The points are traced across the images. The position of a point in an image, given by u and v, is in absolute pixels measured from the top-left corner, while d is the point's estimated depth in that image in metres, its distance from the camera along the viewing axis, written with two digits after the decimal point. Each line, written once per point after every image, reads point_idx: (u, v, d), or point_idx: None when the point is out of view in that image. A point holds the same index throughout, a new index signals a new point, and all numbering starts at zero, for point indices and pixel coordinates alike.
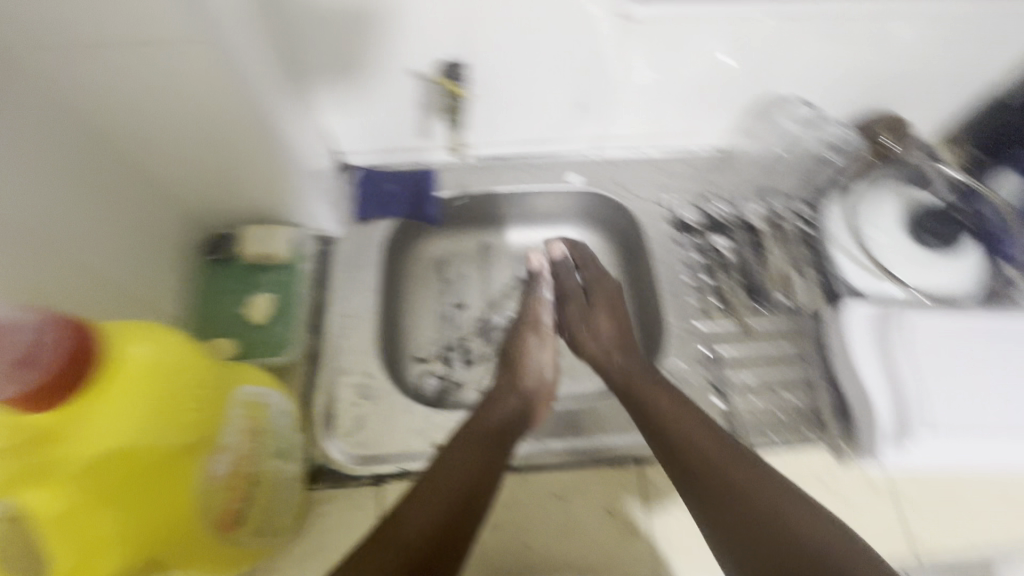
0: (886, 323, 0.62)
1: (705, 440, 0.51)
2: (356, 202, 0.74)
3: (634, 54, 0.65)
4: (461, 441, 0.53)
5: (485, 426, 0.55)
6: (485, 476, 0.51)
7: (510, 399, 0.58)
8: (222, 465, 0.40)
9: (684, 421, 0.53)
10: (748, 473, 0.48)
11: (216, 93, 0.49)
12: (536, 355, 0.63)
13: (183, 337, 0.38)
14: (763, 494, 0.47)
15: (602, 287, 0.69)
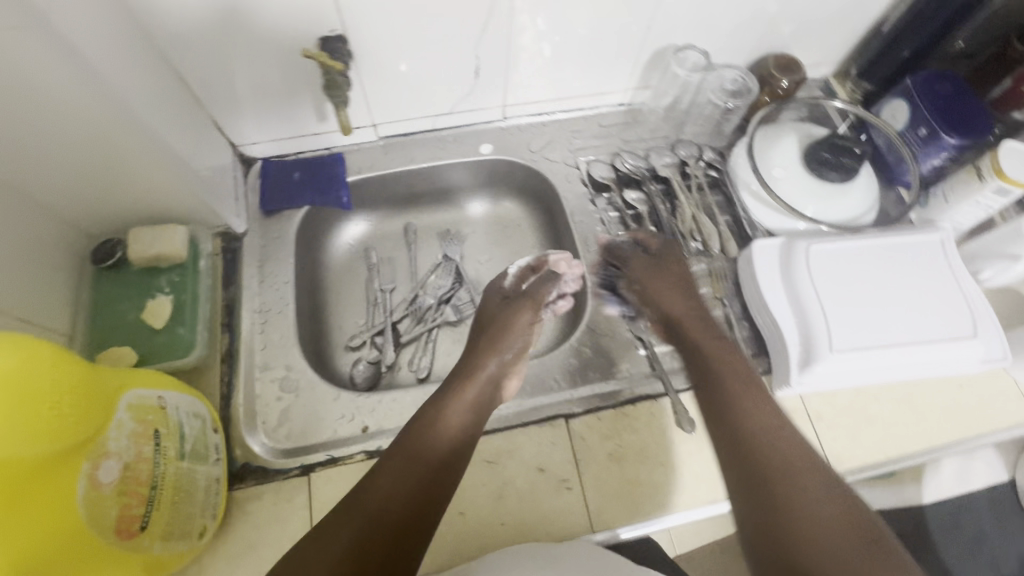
0: (789, 253, 0.65)
1: (757, 400, 0.52)
2: (261, 194, 0.72)
3: (524, 17, 0.64)
4: (439, 407, 0.54)
5: (464, 392, 0.56)
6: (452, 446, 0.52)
7: (492, 360, 0.59)
8: (109, 470, 0.39)
9: (735, 373, 0.55)
10: (782, 441, 0.48)
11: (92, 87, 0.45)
12: (523, 319, 0.64)
13: (46, 343, 0.35)
14: (793, 461, 0.47)
15: (673, 263, 0.68)
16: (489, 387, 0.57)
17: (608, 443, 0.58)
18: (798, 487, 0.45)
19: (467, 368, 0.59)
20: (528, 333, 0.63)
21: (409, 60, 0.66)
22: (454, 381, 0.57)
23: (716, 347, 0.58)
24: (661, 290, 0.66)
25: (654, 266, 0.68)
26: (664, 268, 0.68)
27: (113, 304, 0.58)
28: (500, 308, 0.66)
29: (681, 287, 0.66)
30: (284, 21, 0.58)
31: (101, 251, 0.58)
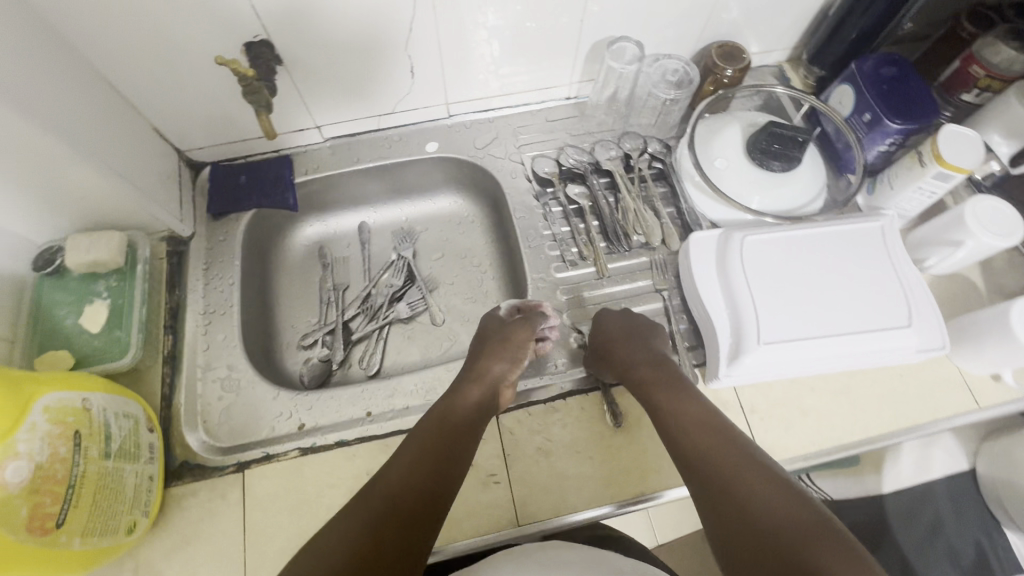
0: (725, 243, 0.65)
1: (695, 421, 0.51)
2: (208, 199, 0.73)
3: (452, 18, 0.64)
4: (445, 409, 0.54)
5: (467, 393, 0.56)
6: (452, 443, 0.51)
7: (499, 363, 0.58)
8: (17, 471, 0.41)
9: (676, 404, 0.53)
10: (729, 448, 0.48)
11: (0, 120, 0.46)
12: (523, 334, 0.61)
13: None
14: (741, 466, 0.46)
15: (611, 331, 0.62)
16: (494, 388, 0.57)
17: (537, 438, 0.59)
18: (754, 486, 0.44)
19: (474, 370, 0.58)
20: (530, 346, 0.61)
21: (343, 60, 0.66)
22: (457, 388, 0.57)
23: (665, 401, 0.54)
24: (610, 351, 0.60)
25: (593, 346, 0.62)
26: (595, 343, 0.62)
27: (51, 310, 0.60)
28: (500, 324, 0.64)
29: (630, 344, 0.60)
30: (206, 27, 0.58)
31: (43, 258, 0.61)
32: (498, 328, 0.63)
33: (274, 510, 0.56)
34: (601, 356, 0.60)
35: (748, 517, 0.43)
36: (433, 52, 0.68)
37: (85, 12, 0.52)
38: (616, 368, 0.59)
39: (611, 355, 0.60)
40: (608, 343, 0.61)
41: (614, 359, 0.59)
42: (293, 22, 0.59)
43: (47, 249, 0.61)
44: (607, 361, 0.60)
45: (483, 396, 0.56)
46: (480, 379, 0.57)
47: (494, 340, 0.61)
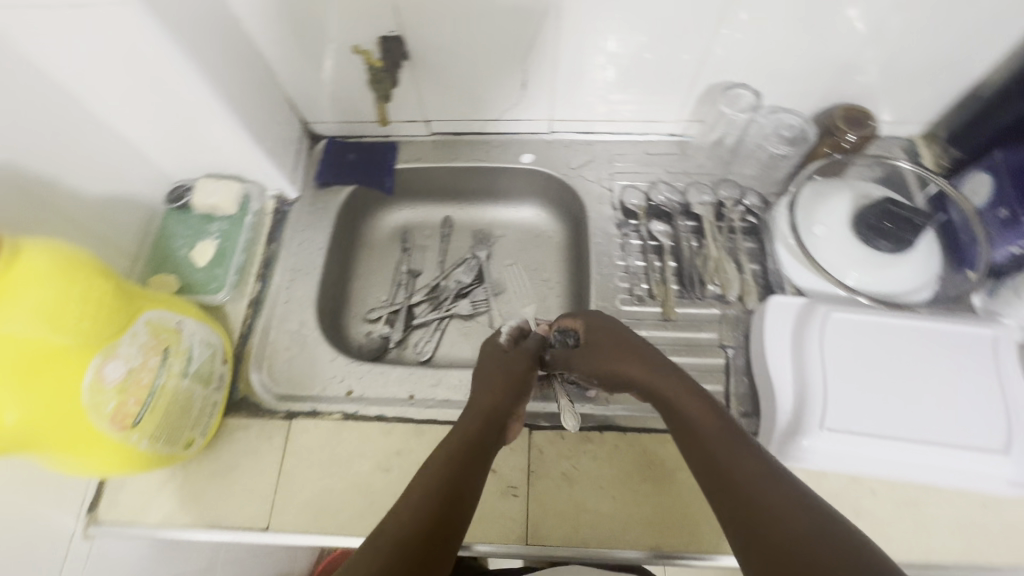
0: (806, 315, 0.61)
1: (726, 432, 0.45)
2: (318, 168, 0.80)
3: (574, 37, 0.65)
4: (453, 444, 0.49)
5: (468, 426, 0.51)
6: (465, 471, 0.47)
7: (500, 396, 0.55)
8: (116, 369, 0.46)
9: (704, 414, 0.47)
10: (760, 462, 0.42)
11: (163, 68, 0.53)
12: (523, 370, 0.58)
13: (80, 255, 0.44)
14: (775, 483, 0.40)
15: (610, 337, 0.57)
16: (499, 422, 0.53)
17: (564, 462, 0.59)
18: (769, 489, 0.40)
19: (476, 404, 0.54)
20: (530, 382, 0.59)
21: (464, 63, 0.70)
22: (461, 420, 0.53)
23: (692, 409, 0.48)
24: (610, 359, 0.55)
25: (589, 348, 0.57)
26: (595, 346, 0.57)
27: (170, 238, 0.68)
28: (500, 357, 0.59)
29: (633, 353, 0.55)
30: (349, 15, 0.63)
31: (175, 193, 0.69)
32: (498, 362, 0.59)
33: (308, 462, 0.60)
34: (601, 361, 0.56)
35: (784, 533, 0.37)
36: (548, 69, 0.70)
37: None
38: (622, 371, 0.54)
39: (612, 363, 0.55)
40: (609, 346, 0.56)
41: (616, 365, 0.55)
42: (427, 22, 0.64)
43: (180, 186, 0.70)
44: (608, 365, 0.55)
45: (488, 430, 0.52)
46: (481, 414, 0.53)
47: (494, 373, 0.57)
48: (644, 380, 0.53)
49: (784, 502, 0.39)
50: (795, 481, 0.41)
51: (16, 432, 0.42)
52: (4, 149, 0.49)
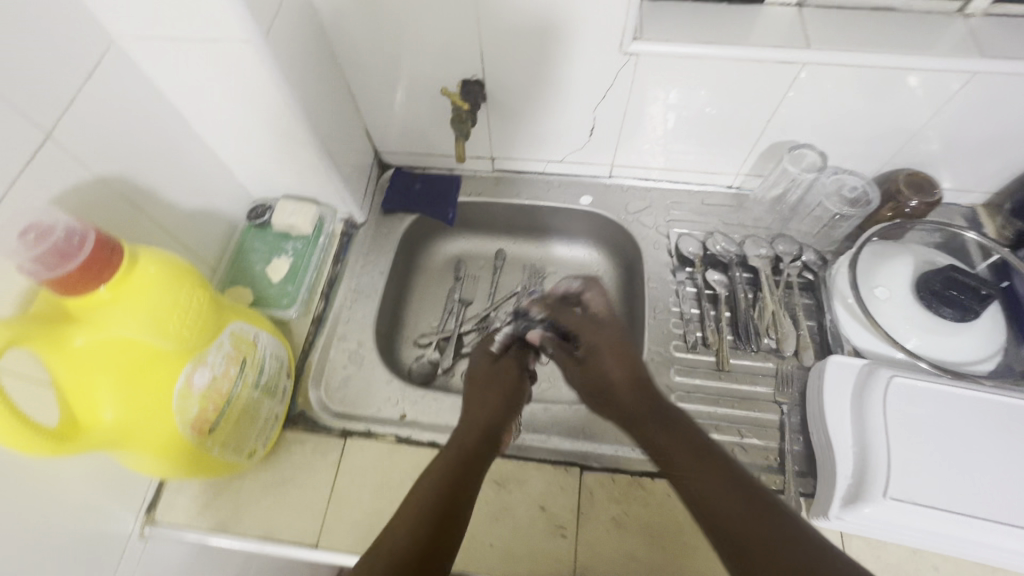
0: (868, 377, 0.60)
1: (680, 445, 0.49)
2: (385, 195, 0.84)
3: (645, 89, 0.68)
4: (446, 459, 0.51)
5: (466, 441, 0.54)
6: (460, 481, 0.49)
7: (494, 412, 0.60)
8: (203, 377, 0.49)
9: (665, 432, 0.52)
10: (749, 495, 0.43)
11: (267, 97, 0.57)
12: (512, 379, 0.65)
13: (183, 265, 0.47)
14: (733, 486, 0.44)
15: (601, 339, 0.64)
16: (492, 437, 0.57)
17: (615, 507, 0.59)
18: (765, 525, 0.41)
19: (471, 420, 0.58)
20: (525, 395, 0.65)
21: (536, 108, 0.73)
22: (455, 435, 0.56)
23: (654, 433, 0.54)
24: (603, 359, 0.63)
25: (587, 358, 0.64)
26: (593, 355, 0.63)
27: (248, 253, 0.71)
28: (490, 369, 0.65)
29: (616, 355, 0.62)
30: (436, 58, 0.67)
31: (257, 212, 0.72)
32: (488, 376, 0.64)
33: (360, 482, 0.61)
34: (591, 363, 0.63)
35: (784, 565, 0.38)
36: (616, 118, 0.73)
37: (357, 33, 0.64)
38: (605, 374, 0.62)
39: (596, 365, 0.63)
40: (598, 349, 0.63)
41: (603, 366, 0.62)
42: (507, 69, 0.68)
43: (260, 206, 0.73)
44: (592, 364, 0.63)
45: (483, 445, 0.55)
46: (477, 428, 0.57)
47: (484, 386, 0.63)
48: (620, 393, 0.59)
49: (746, 505, 0.43)
50: (754, 483, 0.44)
51: (111, 432, 0.44)
52: (122, 162, 0.54)
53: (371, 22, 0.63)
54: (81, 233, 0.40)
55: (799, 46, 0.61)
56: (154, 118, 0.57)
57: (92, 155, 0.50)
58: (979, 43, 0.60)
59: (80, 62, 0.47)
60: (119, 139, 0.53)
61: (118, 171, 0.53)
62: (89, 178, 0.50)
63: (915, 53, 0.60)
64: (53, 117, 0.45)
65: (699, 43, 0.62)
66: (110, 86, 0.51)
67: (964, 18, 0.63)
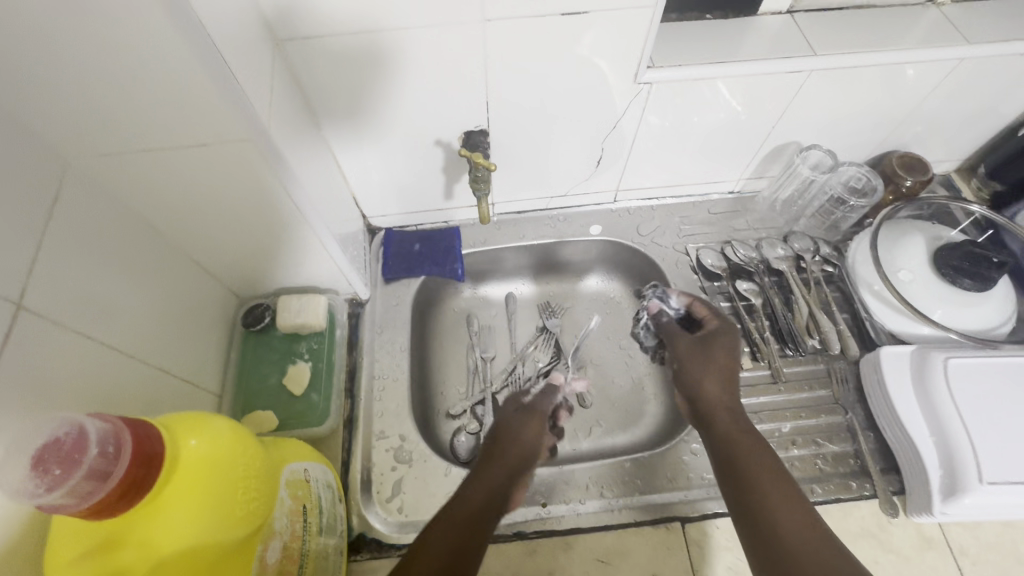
0: (923, 365, 0.61)
1: (778, 480, 0.48)
2: (383, 263, 0.76)
3: (654, 110, 0.65)
4: (457, 515, 0.46)
5: (477, 497, 0.49)
6: (470, 536, 0.45)
7: (509, 468, 0.55)
8: (274, 550, 0.40)
9: (766, 466, 0.50)
10: (830, 545, 0.42)
11: (267, 193, 0.49)
12: (524, 441, 0.59)
13: (230, 425, 0.38)
14: (818, 538, 0.43)
15: (718, 344, 0.63)
16: (505, 491, 0.52)
17: (728, 555, 0.56)
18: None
19: (488, 471, 0.53)
20: (532, 458, 0.58)
21: (541, 149, 0.69)
22: (464, 484, 0.51)
23: (751, 455, 0.51)
24: (703, 367, 0.62)
25: (706, 342, 0.64)
26: (712, 340, 0.64)
27: (257, 367, 0.62)
28: (518, 416, 0.63)
29: (719, 369, 0.61)
30: (437, 115, 0.61)
31: (253, 315, 0.63)
32: (513, 424, 0.61)
33: None
34: (707, 347, 0.63)
35: None
36: (625, 142, 0.70)
37: (344, 100, 0.57)
38: (699, 387, 0.60)
39: (696, 366, 0.62)
40: (708, 352, 0.63)
41: (715, 360, 0.62)
42: (512, 110, 0.62)
43: (256, 306, 0.64)
44: (694, 367, 0.62)
45: (492, 503, 0.50)
46: (486, 486, 0.51)
47: (496, 443, 0.57)
48: (710, 399, 0.59)
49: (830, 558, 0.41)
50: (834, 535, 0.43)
51: None
52: (105, 306, 0.43)
53: (361, 86, 0.56)
54: (115, 436, 0.30)
55: (804, 53, 0.61)
56: (127, 238, 0.46)
57: (63, 307, 0.39)
58: (957, 28, 0.63)
59: (40, 199, 0.38)
60: (91, 275, 0.42)
61: (101, 317, 0.43)
62: (65, 339, 0.39)
63: (903, 47, 0.62)
64: (23, 281, 0.35)
65: (705, 62, 0.61)
66: (67, 214, 0.40)
67: (936, 7, 0.66)
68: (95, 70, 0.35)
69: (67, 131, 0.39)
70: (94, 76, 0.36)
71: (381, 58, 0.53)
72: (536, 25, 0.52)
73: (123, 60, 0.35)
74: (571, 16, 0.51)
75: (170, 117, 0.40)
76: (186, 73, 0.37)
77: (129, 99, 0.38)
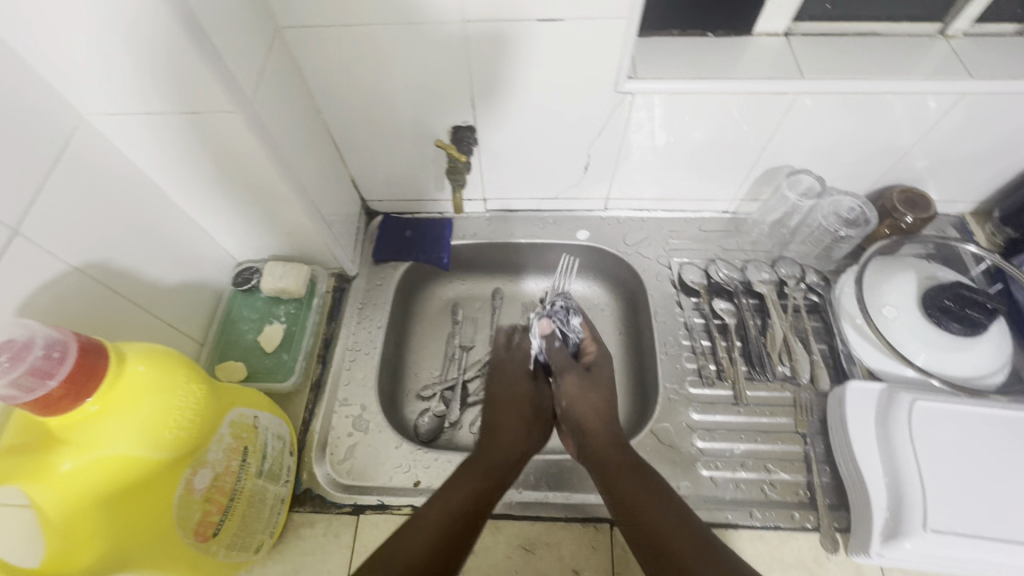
0: (889, 403, 0.59)
1: (653, 497, 0.52)
2: (375, 244, 0.81)
3: (640, 123, 0.67)
4: (474, 485, 0.52)
5: (495, 467, 0.55)
6: (487, 493, 0.52)
7: (522, 439, 0.60)
8: (203, 478, 0.44)
9: (635, 468, 0.55)
10: (692, 531, 0.49)
11: (256, 164, 0.54)
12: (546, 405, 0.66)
13: (181, 358, 0.43)
14: (661, 505, 0.51)
15: (600, 372, 0.65)
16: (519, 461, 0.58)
17: None
18: (708, 556, 0.47)
19: (502, 439, 0.59)
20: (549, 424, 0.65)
21: (527, 154, 0.72)
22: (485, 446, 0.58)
23: (614, 460, 0.56)
24: (586, 410, 0.61)
25: (588, 378, 0.64)
26: (590, 379, 0.64)
27: (238, 322, 0.68)
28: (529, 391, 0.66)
29: (601, 407, 0.62)
30: (428, 108, 0.65)
31: (242, 276, 0.69)
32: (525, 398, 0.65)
33: None
34: (577, 395, 0.63)
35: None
36: (613, 150, 0.71)
37: (342, 89, 0.62)
38: (586, 424, 0.60)
39: (585, 404, 0.62)
40: (585, 382, 0.63)
41: (584, 408, 0.61)
42: (499, 111, 0.65)
43: (247, 269, 0.70)
44: (583, 400, 0.62)
45: (511, 469, 0.56)
46: (506, 450, 0.58)
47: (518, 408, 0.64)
48: (591, 431, 0.60)
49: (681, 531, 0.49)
50: (694, 526, 0.49)
51: (103, 564, 0.38)
52: (99, 247, 0.50)
53: (358, 76, 0.61)
54: (62, 344, 0.36)
55: (793, 76, 0.61)
56: (127, 190, 0.52)
57: (58, 242, 0.45)
58: (964, 63, 0.61)
59: (46, 147, 0.44)
60: (87, 219, 0.48)
61: (96, 256, 0.49)
62: (53, 269, 0.45)
63: (900, 77, 0.61)
64: (22, 210, 0.42)
65: (691, 77, 0.61)
66: (71, 165, 0.46)
67: (946, 39, 0.64)
68: (99, 46, 0.41)
69: (78, 94, 0.45)
70: (98, 51, 0.42)
71: (374, 50, 0.58)
72: (513, 29, 0.55)
73: (119, 38, 0.41)
74: (547, 22, 0.54)
75: (166, 87, 0.45)
76: (174, 45, 0.41)
77: (130, 70, 0.43)
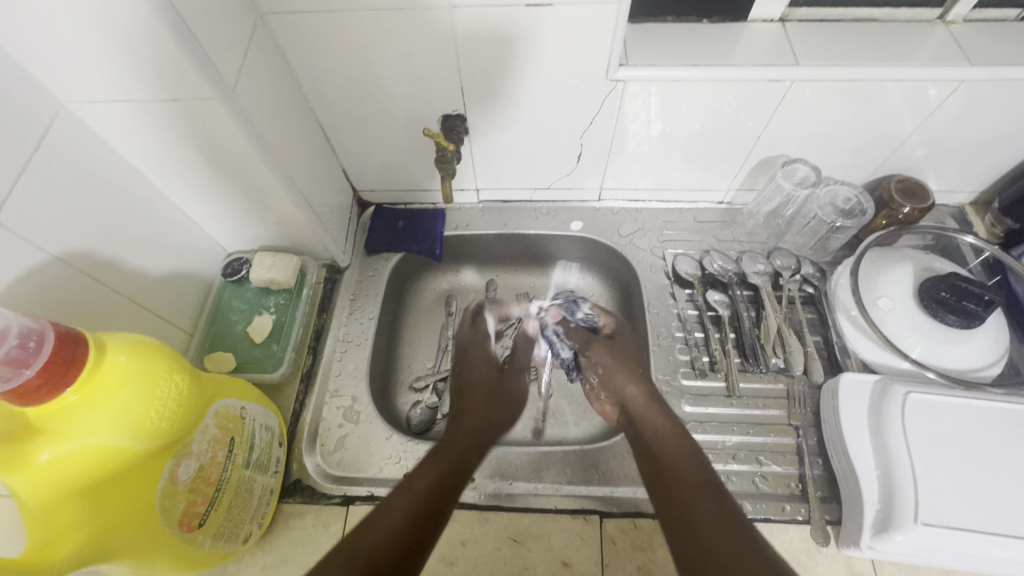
0: (883, 395, 0.59)
1: (689, 472, 0.51)
2: (367, 235, 0.80)
3: (633, 112, 0.66)
4: (435, 469, 0.50)
5: (457, 448, 0.53)
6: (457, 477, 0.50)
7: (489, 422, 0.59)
8: (186, 469, 0.44)
9: (672, 439, 0.55)
10: (715, 498, 0.48)
11: (241, 153, 0.53)
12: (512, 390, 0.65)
13: (163, 348, 0.43)
14: (694, 475, 0.50)
15: (622, 345, 0.67)
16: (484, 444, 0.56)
17: (642, 555, 0.56)
18: (726, 523, 0.45)
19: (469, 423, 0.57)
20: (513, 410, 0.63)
21: (520, 143, 0.71)
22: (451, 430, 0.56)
23: (650, 431, 0.57)
24: (621, 376, 0.63)
25: (617, 348, 0.66)
26: (620, 347, 0.66)
27: (228, 313, 0.67)
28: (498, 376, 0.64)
29: (638, 374, 0.63)
30: (417, 97, 0.64)
31: (232, 267, 0.69)
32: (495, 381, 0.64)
33: None
34: (610, 364, 0.65)
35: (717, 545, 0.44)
36: (606, 139, 0.70)
37: (329, 77, 0.62)
38: (623, 390, 0.62)
39: (617, 371, 0.64)
40: (618, 352, 0.66)
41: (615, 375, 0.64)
42: (489, 99, 0.64)
43: (237, 260, 0.69)
44: (616, 369, 0.64)
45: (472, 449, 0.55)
46: (470, 432, 0.56)
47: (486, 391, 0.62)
48: (627, 396, 0.62)
49: (707, 499, 0.48)
50: (724, 496, 0.48)
51: (85, 555, 0.38)
52: (82, 237, 0.49)
53: (345, 64, 0.60)
54: (38, 334, 0.36)
55: (788, 62, 0.60)
56: (111, 180, 0.52)
57: (39, 232, 0.45)
58: (963, 49, 0.60)
59: (25, 136, 0.43)
60: (69, 209, 0.48)
61: (78, 246, 0.49)
62: (33, 260, 0.45)
63: (897, 64, 0.59)
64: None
65: (685, 64, 0.60)
66: (52, 154, 0.46)
67: (946, 25, 0.63)
68: (75, 34, 0.41)
69: (58, 83, 0.45)
70: (74, 39, 0.41)
71: (361, 37, 0.57)
72: (500, 14, 0.54)
73: (94, 25, 0.40)
74: (536, 7, 0.53)
75: (146, 75, 0.44)
76: (150, 31, 0.41)
77: (108, 58, 0.43)
